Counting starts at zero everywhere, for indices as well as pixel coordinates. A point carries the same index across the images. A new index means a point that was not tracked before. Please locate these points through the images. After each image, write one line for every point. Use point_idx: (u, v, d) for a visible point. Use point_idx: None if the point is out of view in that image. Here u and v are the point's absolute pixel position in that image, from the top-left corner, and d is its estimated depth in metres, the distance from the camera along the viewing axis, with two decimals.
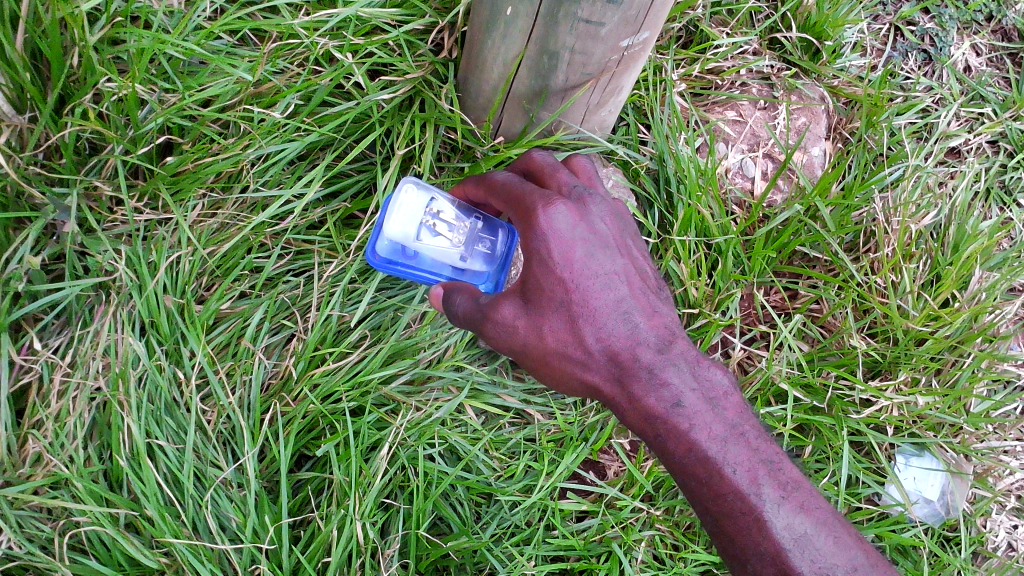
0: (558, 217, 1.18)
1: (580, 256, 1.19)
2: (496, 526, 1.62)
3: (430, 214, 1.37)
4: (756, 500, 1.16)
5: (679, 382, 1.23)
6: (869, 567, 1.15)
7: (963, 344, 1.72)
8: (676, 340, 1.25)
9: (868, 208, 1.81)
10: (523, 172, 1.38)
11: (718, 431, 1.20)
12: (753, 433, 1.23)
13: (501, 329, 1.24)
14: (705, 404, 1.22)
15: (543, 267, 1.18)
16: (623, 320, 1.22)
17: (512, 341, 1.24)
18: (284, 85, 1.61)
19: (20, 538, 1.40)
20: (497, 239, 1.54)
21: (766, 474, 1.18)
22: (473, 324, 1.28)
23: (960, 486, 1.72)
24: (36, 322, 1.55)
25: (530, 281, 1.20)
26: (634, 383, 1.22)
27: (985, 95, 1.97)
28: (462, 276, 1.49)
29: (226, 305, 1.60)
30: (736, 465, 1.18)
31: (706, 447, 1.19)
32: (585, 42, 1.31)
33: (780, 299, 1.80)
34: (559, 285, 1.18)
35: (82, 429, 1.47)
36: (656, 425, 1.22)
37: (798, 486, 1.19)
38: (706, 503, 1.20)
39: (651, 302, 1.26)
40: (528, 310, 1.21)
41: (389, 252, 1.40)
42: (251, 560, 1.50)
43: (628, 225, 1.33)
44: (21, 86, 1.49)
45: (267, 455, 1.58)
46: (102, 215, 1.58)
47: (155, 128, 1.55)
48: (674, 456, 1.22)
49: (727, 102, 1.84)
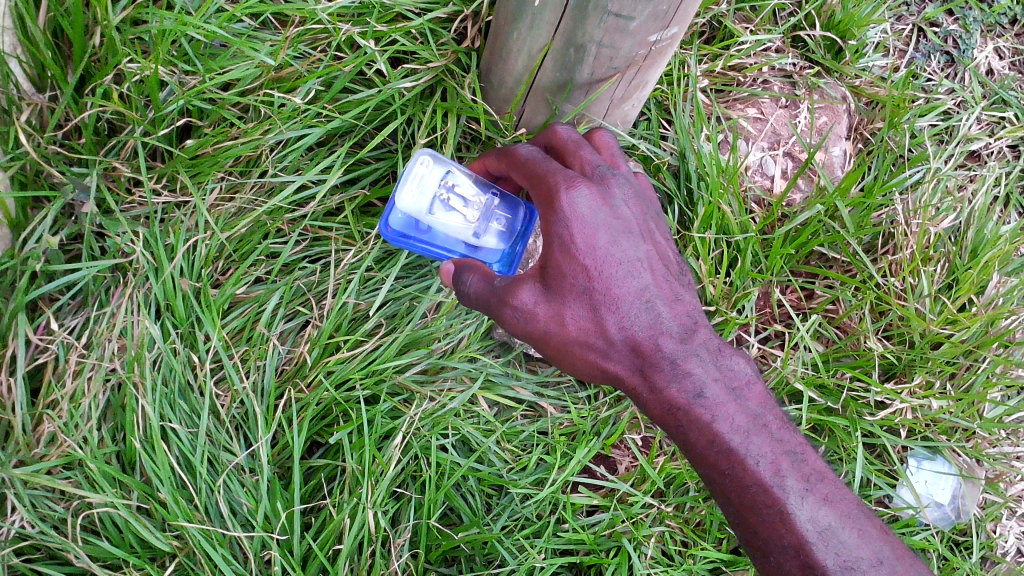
0: (582, 201, 1.18)
1: (603, 242, 1.19)
2: (507, 518, 1.62)
3: (443, 187, 1.38)
4: (779, 493, 1.16)
5: (702, 372, 1.22)
6: (895, 560, 1.15)
7: (980, 349, 1.70)
8: (698, 329, 1.25)
9: (889, 209, 1.80)
10: (544, 147, 1.37)
11: (740, 422, 1.20)
12: (777, 424, 1.23)
13: (519, 314, 1.22)
14: (727, 394, 1.22)
15: (565, 252, 1.18)
16: (646, 310, 1.22)
17: (531, 327, 1.22)
18: (305, 70, 1.60)
19: (33, 517, 1.41)
20: (515, 217, 1.52)
21: (789, 465, 1.18)
22: (488, 308, 1.26)
23: (972, 490, 1.72)
24: (52, 302, 1.54)
25: (550, 266, 1.19)
26: (655, 373, 1.22)
27: (1008, 99, 1.96)
28: (476, 253, 1.48)
29: (241, 290, 1.60)
30: (760, 457, 1.18)
31: (729, 439, 1.19)
32: (613, 36, 1.30)
33: (797, 298, 1.80)
34: (581, 271, 1.18)
35: (96, 410, 1.47)
36: (679, 416, 1.22)
37: (822, 479, 1.19)
38: (728, 495, 1.19)
39: (673, 289, 1.26)
40: (549, 297, 1.20)
41: (402, 225, 1.40)
42: (262, 545, 1.50)
43: (651, 208, 1.32)
44: (42, 64, 1.48)
45: (280, 441, 1.57)
46: (120, 196, 1.57)
47: (175, 110, 1.54)
48: (696, 447, 1.21)
49: (749, 99, 1.84)
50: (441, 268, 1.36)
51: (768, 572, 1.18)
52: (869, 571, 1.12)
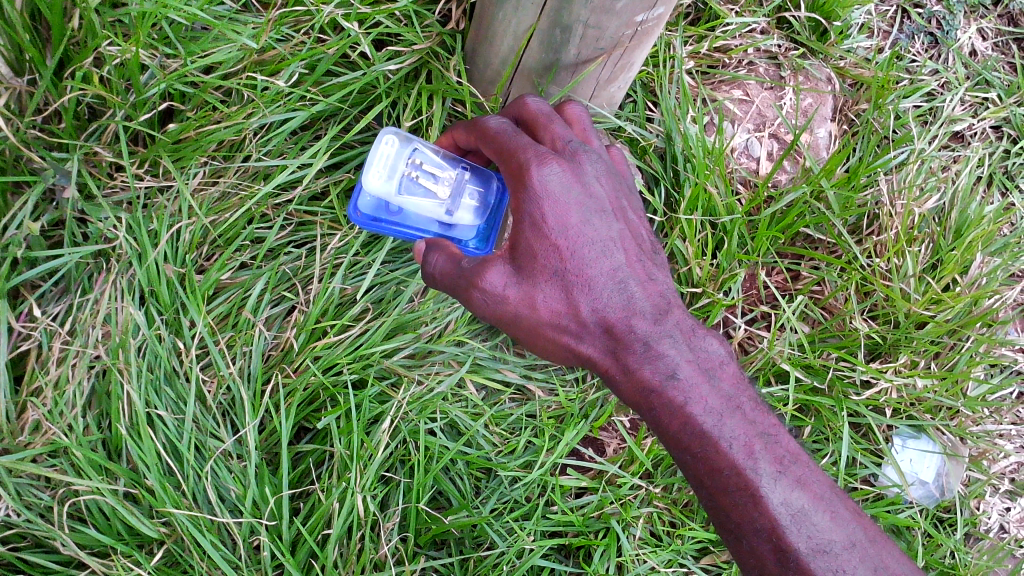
0: (553, 177, 1.18)
1: (575, 221, 1.19)
2: (496, 501, 1.62)
3: (410, 166, 1.36)
4: (752, 476, 1.15)
5: (675, 354, 1.23)
6: (866, 542, 1.15)
7: (963, 328, 1.73)
8: (672, 309, 1.26)
9: (874, 190, 1.81)
10: (514, 120, 1.35)
11: (714, 405, 1.20)
12: (750, 405, 1.23)
13: (488, 298, 1.20)
14: (701, 375, 1.22)
15: (536, 230, 1.18)
16: (619, 291, 1.22)
17: (501, 312, 1.21)
18: (288, 53, 1.58)
19: (19, 505, 1.40)
20: (489, 189, 1.49)
21: (762, 448, 1.18)
22: (454, 289, 1.25)
23: (955, 467, 1.75)
24: (34, 289, 1.53)
25: (521, 246, 1.19)
26: (629, 355, 1.22)
27: (990, 80, 1.99)
28: (451, 231, 1.45)
29: (226, 276, 1.59)
30: (733, 440, 1.18)
31: (702, 421, 1.19)
32: (599, 16, 1.30)
33: (783, 279, 1.82)
34: (553, 251, 1.18)
35: (81, 397, 1.46)
36: (652, 399, 1.21)
37: (794, 460, 1.19)
38: (701, 478, 1.19)
39: (647, 269, 1.26)
40: (520, 279, 1.19)
41: (372, 207, 1.43)
42: (251, 531, 1.50)
43: (623, 186, 1.32)
44: (20, 47, 1.45)
45: (267, 427, 1.57)
46: (103, 181, 1.55)
47: (156, 94, 1.52)
48: (669, 430, 1.21)
49: (733, 81, 1.84)
50: (414, 248, 1.39)
51: (741, 556, 1.17)
52: (841, 554, 1.12)
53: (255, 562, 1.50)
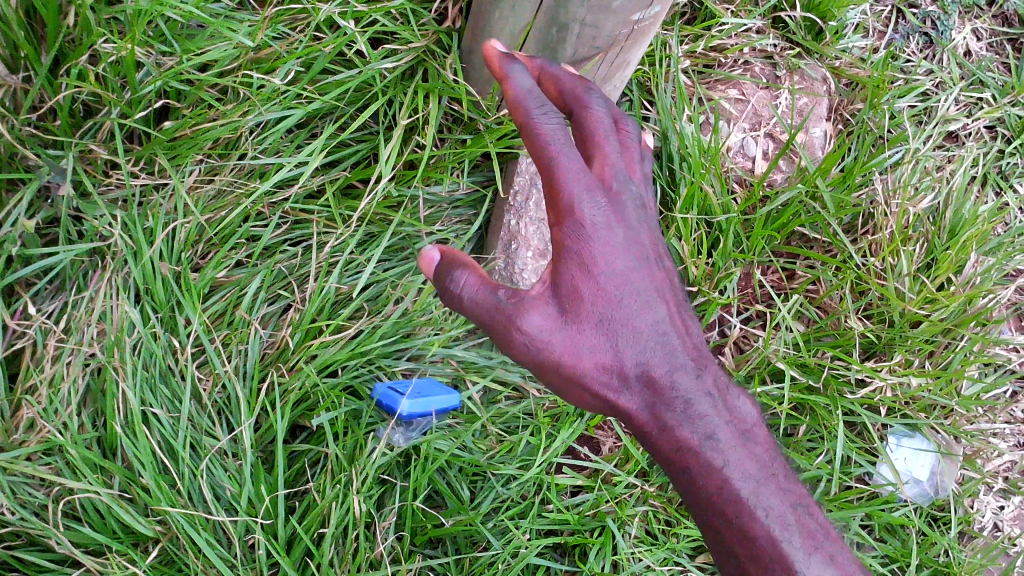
0: (601, 218, 1.14)
1: (624, 267, 1.16)
2: (492, 500, 1.62)
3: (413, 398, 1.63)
4: (788, 551, 1.16)
5: (712, 415, 1.23)
6: None
7: (958, 327, 1.74)
8: (710, 365, 1.26)
9: (869, 189, 1.82)
10: None
11: (751, 471, 1.20)
12: (783, 474, 1.24)
13: (531, 345, 1.12)
14: (739, 438, 1.23)
15: (584, 273, 1.13)
16: (663, 343, 1.20)
17: (542, 359, 1.13)
18: (284, 51, 1.58)
19: (13, 504, 1.39)
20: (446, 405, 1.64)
21: (796, 522, 1.19)
22: (489, 328, 1.13)
23: (949, 466, 1.76)
24: (28, 286, 1.52)
25: (566, 288, 1.13)
26: (667, 412, 1.20)
27: (984, 80, 2.00)
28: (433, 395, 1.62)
29: (222, 274, 1.58)
30: (769, 510, 1.18)
31: (738, 486, 1.19)
32: (597, 15, 1.30)
33: (778, 278, 1.82)
34: (599, 297, 1.14)
35: (76, 395, 1.45)
36: (687, 458, 1.20)
37: (826, 536, 1.20)
38: (733, 546, 1.18)
39: (686, 323, 1.25)
40: (566, 323, 1.13)
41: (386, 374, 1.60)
42: (247, 529, 1.50)
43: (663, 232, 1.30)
44: (14, 43, 1.44)
45: (263, 425, 1.57)
46: (98, 179, 1.54)
47: (152, 92, 1.52)
48: (703, 492, 1.20)
49: (728, 80, 1.84)
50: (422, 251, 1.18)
51: None
52: None
53: (251, 560, 1.50)
